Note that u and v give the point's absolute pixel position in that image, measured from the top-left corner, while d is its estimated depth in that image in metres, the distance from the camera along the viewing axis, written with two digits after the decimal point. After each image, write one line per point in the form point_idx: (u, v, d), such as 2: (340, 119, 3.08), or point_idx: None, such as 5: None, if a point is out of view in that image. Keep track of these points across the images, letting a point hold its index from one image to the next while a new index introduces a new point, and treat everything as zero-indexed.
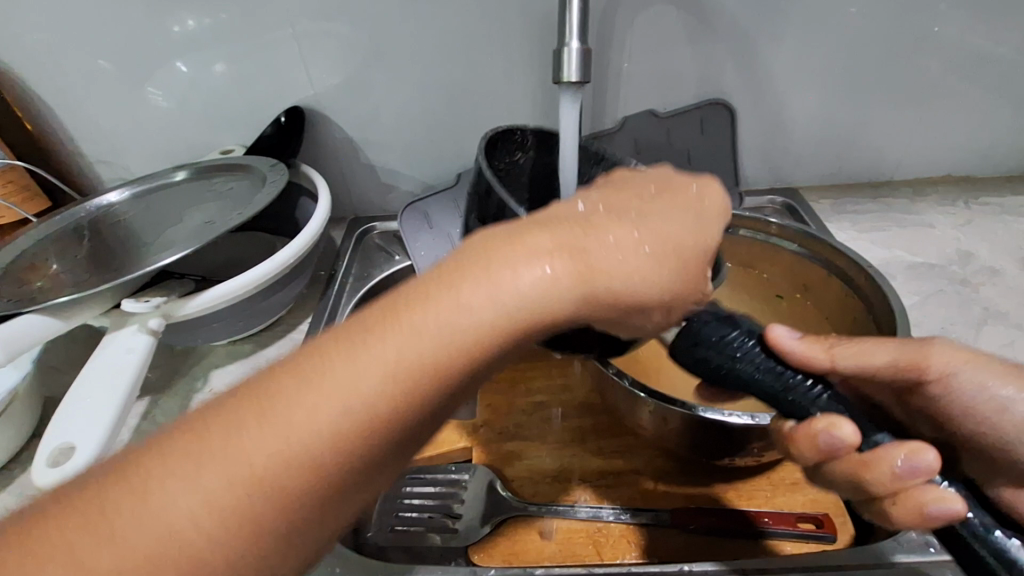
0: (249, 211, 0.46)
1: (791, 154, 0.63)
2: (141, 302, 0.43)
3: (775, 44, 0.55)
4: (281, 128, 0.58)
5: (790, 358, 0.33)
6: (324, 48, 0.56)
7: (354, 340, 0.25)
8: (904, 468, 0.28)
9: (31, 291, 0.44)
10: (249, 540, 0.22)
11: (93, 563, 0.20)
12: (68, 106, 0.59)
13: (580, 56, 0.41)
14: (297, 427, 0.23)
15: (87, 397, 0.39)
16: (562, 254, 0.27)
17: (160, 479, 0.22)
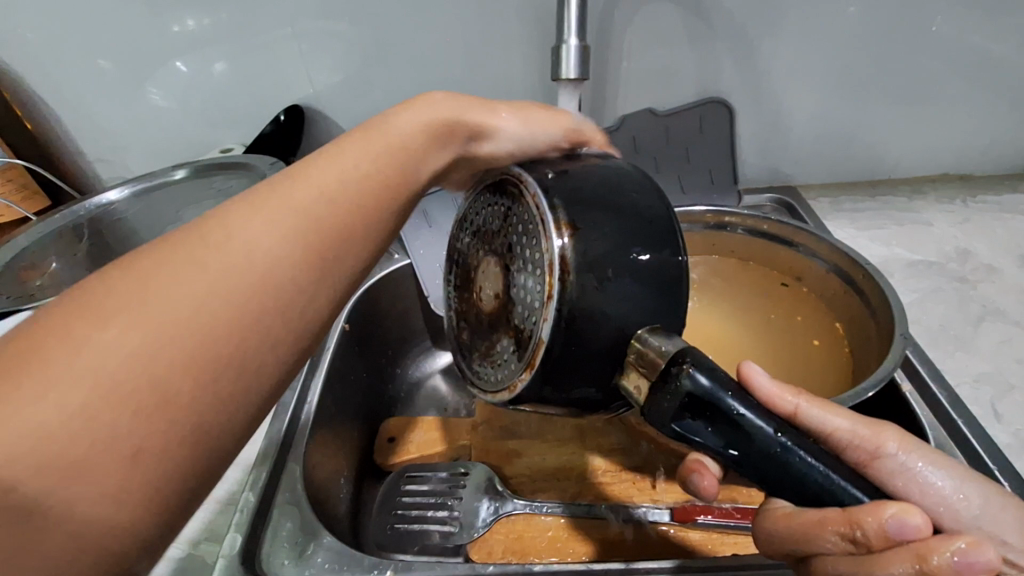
0: None
1: (790, 153, 0.63)
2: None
3: (774, 42, 0.55)
4: (280, 127, 0.58)
5: (759, 394, 0.30)
6: (324, 48, 0.56)
7: (359, 129, 0.29)
8: (967, 565, 0.25)
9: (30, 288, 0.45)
10: (319, 263, 0.23)
11: (174, 292, 0.20)
12: (68, 105, 0.59)
13: (578, 53, 0.39)
14: (340, 174, 0.26)
15: None
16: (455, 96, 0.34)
17: (230, 222, 0.22)
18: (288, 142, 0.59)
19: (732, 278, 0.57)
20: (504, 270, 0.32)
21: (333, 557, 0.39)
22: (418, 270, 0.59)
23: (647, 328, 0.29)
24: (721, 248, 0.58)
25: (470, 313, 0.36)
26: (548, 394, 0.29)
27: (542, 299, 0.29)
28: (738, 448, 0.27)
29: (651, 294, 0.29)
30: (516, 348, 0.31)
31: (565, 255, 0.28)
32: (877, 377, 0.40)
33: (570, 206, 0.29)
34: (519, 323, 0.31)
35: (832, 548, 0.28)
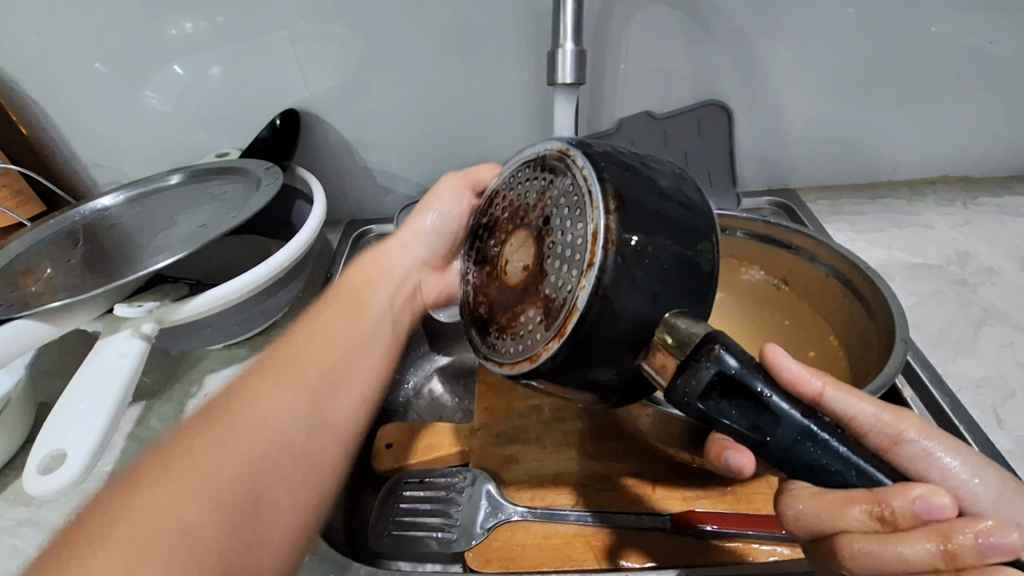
0: (244, 215, 0.46)
1: (789, 156, 0.63)
2: (137, 308, 0.44)
3: (773, 44, 0.55)
4: (276, 130, 0.57)
5: (785, 379, 0.28)
6: (320, 51, 0.56)
7: (317, 316, 0.40)
8: (993, 546, 0.24)
9: (25, 295, 0.44)
10: (305, 419, 0.33)
11: (206, 458, 0.29)
12: (63, 109, 0.59)
13: (575, 57, 0.39)
14: (310, 354, 0.36)
15: (79, 403, 0.39)
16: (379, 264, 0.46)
17: (239, 404, 0.32)
18: (283, 145, 0.58)
19: (728, 284, 0.59)
20: (538, 242, 0.33)
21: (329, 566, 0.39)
22: None
23: (676, 309, 0.29)
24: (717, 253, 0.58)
25: (493, 288, 0.36)
26: (571, 367, 0.29)
27: (581, 267, 0.29)
28: (766, 431, 0.27)
29: (687, 277, 0.30)
30: (544, 316, 0.31)
31: (608, 225, 0.29)
32: (879, 380, 0.39)
33: (618, 186, 0.30)
34: (550, 290, 0.31)
35: (856, 527, 0.27)
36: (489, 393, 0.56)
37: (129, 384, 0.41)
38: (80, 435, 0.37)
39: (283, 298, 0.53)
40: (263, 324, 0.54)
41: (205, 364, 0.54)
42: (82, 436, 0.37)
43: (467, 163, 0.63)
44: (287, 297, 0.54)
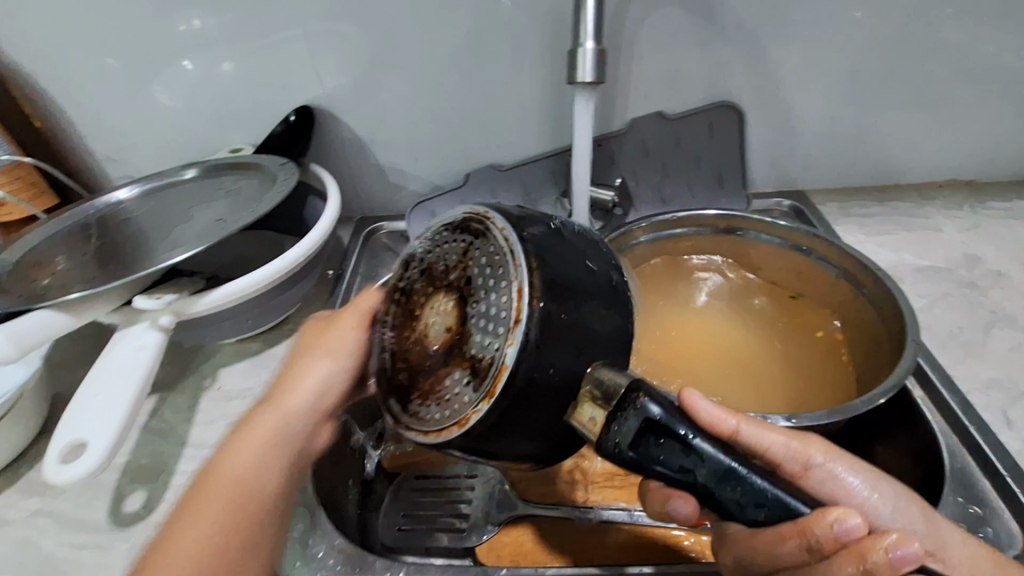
0: (260, 210, 0.46)
1: (799, 157, 0.63)
2: (157, 300, 0.43)
3: (783, 47, 0.55)
4: (290, 127, 0.58)
5: (704, 419, 0.29)
6: (333, 48, 0.56)
7: (202, 497, 0.36)
8: (901, 557, 0.25)
9: (41, 287, 0.44)
10: None
11: None
12: (77, 103, 0.59)
13: (594, 57, 0.38)
14: (181, 559, 0.33)
15: (99, 395, 0.39)
16: (275, 412, 0.40)
17: None
18: (297, 141, 0.59)
19: (737, 284, 0.58)
20: (457, 301, 0.31)
21: (343, 558, 0.40)
22: None
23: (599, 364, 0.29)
24: (729, 253, 0.58)
25: (411, 351, 0.33)
26: (510, 430, 0.28)
27: (507, 324, 0.28)
28: (693, 470, 0.27)
29: (607, 335, 0.30)
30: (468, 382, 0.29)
31: (535, 282, 0.28)
32: (887, 384, 0.40)
33: (542, 246, 0.30)
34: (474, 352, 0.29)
35: (791, 560, 0.28)
36: None
37: (147, 377, 0.41)
38: (101, 427, 0.37)
39: (299, 291, 0.54)
40: (278, 316, 0.54)
41: (217, 359, 0.54)
42: (104, 427, 0.38)
43: (478, 161, 0.63)
44: (302, 290, 0.54)
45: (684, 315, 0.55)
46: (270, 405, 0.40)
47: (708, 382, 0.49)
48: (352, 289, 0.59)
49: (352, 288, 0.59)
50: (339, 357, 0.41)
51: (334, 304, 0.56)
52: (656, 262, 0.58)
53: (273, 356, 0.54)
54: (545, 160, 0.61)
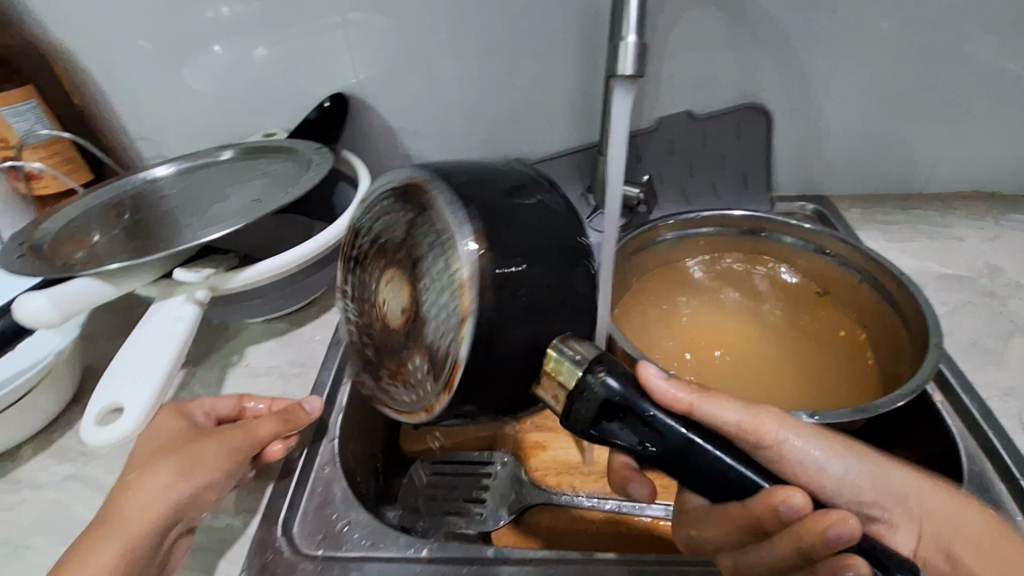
0: (297, 191, 0.47)
1: (825, 161, 0.63)
2: (196, 273, 0.44)
3: (813, 51, 0.55)
4: (325, 112, 0.58)
5: (660, 397, 0.30)
6: (367, 37, 0.57)
7: None
8: (837, 537, 0.27)
9: (80, 259, 0.45)
10: None
11: None
12: (113, 82, 0.60)
13: (637, 50, 0.36)
14: None
15: (137, 362, 0.41)
16: (114, 525, 0.34)
17: None
18: (330, 128, 0.59)
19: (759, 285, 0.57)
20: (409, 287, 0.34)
21: (370, 532, 0.40)
22: None
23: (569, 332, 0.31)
24: (758, 256, 0.58)
25: (376, 331, 0.38)
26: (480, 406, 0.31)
27: (456, 315, 0.30)
28: (650, 446, 0.29)
29: (565, 294, 0.31)
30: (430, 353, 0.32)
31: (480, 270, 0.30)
32: (905, 390, 0.41)
33: (481, 220, 0.31)
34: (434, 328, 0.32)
35: (744, 533, 0.30)
36: None
37: (183, 346, 0.43)
38: (139, 393, 0.39)
39: (329, 275, 0.54)
40: (306, 298, 0.55)
41: (244, 337, 0.55)
42: (141, 394, 0.39)
43: (504, 154, 0.64)
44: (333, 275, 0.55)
45: (706, 312, 0.56)
46: (120, 521, 0.34)
47: (729, 378, 0.50)
48: None
49: None
50: (206, 476, 0.37)
51: None
52: (681, 259, 0.58)
53: (300, 336, 0.55)
54: (571, 155, 0.62)
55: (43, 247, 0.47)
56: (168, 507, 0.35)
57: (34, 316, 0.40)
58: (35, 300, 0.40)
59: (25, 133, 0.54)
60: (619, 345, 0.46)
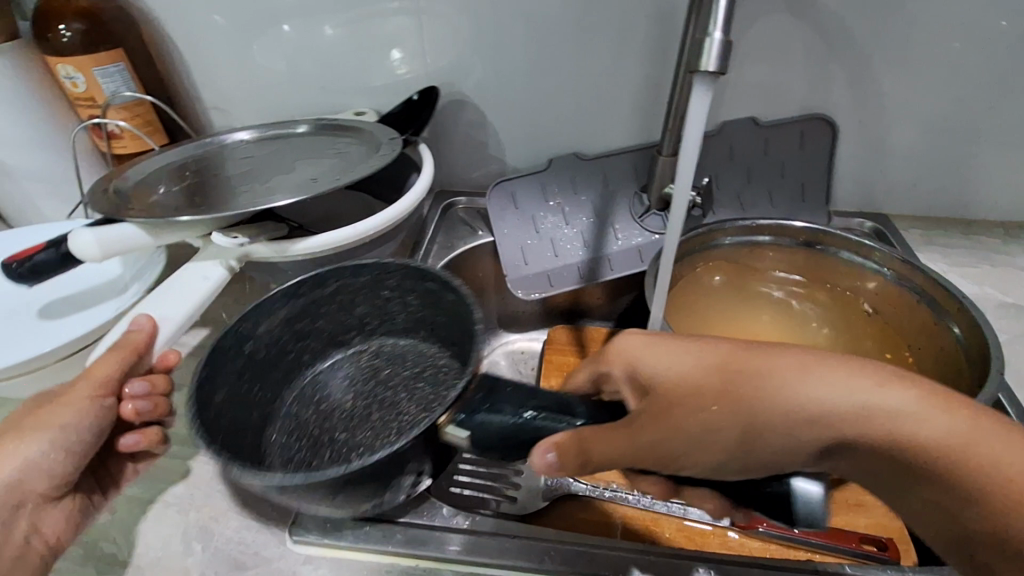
0: (356, 174, 0.47)
1: (887, 180, 0.62)
2: (231, 239, 0.46)
3: (887, 66, 0.54)
4: (411, 103, 0.59)
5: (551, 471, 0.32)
6: (437, 24, 0.58)
7: None
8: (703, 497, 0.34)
9: (153, 204, 0.47)
10: None
11: None
12: (190, 51, 0.62)
13: (723, 47, 0.36)
14: None
15: (154, 311, 0.43)
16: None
17: None
18: (414, 118, 0.58)
19: (800, 297, 0.57)
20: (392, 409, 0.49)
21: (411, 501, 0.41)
22: (499, 247, 0.63)
23: (428, 267, 0.46)
24: (813, 269, 0.57)
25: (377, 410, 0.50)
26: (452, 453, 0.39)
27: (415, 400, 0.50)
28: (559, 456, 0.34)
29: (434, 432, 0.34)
30: (380, 417, 0.46)
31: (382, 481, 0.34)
32: None
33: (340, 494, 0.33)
34: (382, 371, 0.50)
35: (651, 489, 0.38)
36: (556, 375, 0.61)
37: (201, 304, 0.46)
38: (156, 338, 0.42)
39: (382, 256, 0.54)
40: None
41: None
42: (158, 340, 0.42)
43: (560, 148, 0.65)
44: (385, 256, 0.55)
45: (751, 323, 0.56)
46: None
47: None
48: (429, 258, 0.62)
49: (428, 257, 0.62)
50: (60, 433, 0.35)
51: None
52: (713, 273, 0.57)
53: None
54: (628, 154, 0.62)
55: (118, 191, 0.49)
56: (24, 460, 0.35)
57: (80, 248, 0.43)
58: (81, 235, 0.42)
59: (112, 94, 0.57)
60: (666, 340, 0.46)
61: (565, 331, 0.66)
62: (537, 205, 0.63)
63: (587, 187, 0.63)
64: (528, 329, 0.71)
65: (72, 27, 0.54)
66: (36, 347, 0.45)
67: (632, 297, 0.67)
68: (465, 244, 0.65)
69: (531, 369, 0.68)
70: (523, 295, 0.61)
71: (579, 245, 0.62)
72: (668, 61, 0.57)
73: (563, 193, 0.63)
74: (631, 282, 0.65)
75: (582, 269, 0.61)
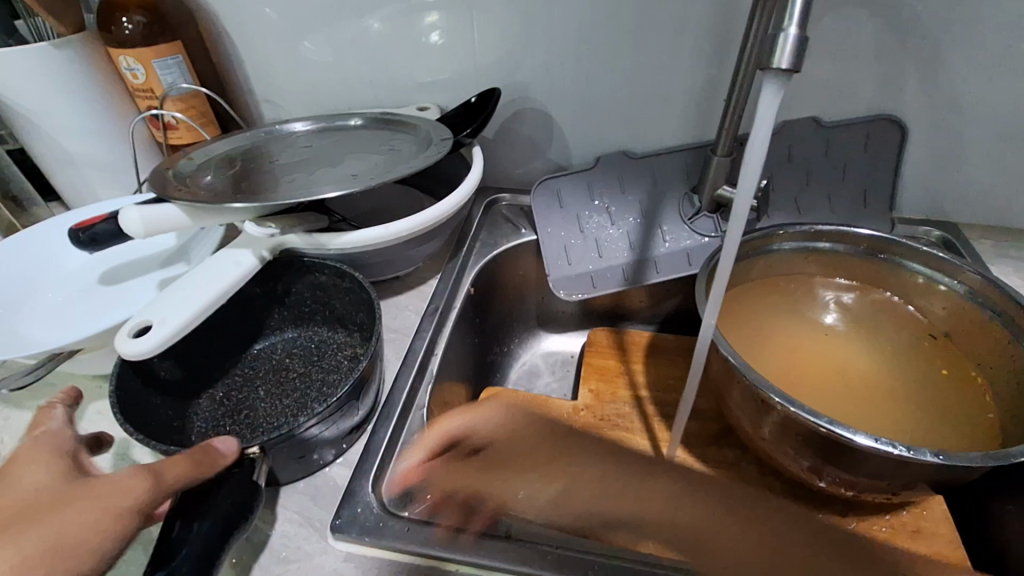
0: (402, 171, 0.47)
1: (958, 186, 0.58)
2: (263, 229, 0.46)
3: (969, 65, 0.50)
4: (469, 106, 0.57)
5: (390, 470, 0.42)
6: (488, 18, 0.57)
7: None
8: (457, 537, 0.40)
9: (209, 187, 0.48)
10: None
11: None
12: (245, 45, 0.64)
13: (797, 44, 0.34)
14: None
15: (181, 292, 0.41)
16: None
17: None
18: (467, 120, 0.57)
19: (858, 307, 0.54)
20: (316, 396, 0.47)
21: None
22: (541, 246, 0.62)
23: (367, 285, 0.46)
24: (876, 279, 0.54)
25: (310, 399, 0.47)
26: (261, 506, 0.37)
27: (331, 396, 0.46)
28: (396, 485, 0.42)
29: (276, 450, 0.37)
30: (300, 396, 0.46)
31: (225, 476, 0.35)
32: None
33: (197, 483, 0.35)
34: (314, 355, 0.50)
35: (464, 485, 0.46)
36: (596, 378, 0.59)
37: (229, 289, 0.43)
38: (173, 318, 0.39)
39: (423, 252, 0.54)
40: (404, 269, 0.55)
41: None
42: (172, 318, 0.39)
43: (608, 146, 0.64)
44: (425, 252, 0.54)
45: (808, 331, 0.53)
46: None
47: (827, 405, 0.47)
48: (470, 255, 0.62)
49: (469, 254, 0.62)
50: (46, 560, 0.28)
51: (453, 268, 0.60)
52: (757, 277, 0.55)
53: (394, 304, 0.58)
54: (679, 153, 0.60)
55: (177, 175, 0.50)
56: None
57: (125, 226, 0.42)
58: (129, 212, 0.42)
59: (170, 85, 0.58)
60: (718, 349, 0.44)
61: (606, 332, 0.64)
62: (581, 205, 0.61)
63: (634, 187, 0.61)
64: (567, 329, 0.70)
65: (133, 20, 0.55)
66: (97, 324, 0.46)
67: (676, 301, 0.65)
68: (507, 242, 0.64)
69: (569, 371, 0.67)
70: (565, 296, 0.60)
71: (625, 246, 0.60)
72: (726, 57, 0.55)
73: (609, 193, 0.61)
74: (675, 286, 0.63)
75: (627, 271, 0.60)
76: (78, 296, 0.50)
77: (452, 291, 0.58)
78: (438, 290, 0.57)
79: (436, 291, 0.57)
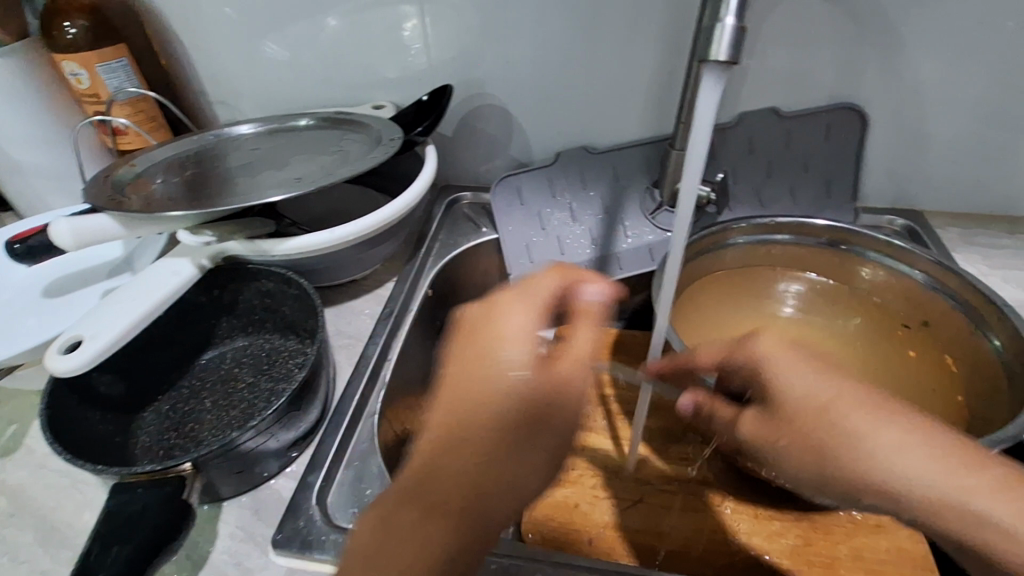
0: (347, 173, 0.45)
1: (923, 175, 0.58)
2: (200, 238, 0.45)
3: (928, 51, 0.49)
4: (421, 105, 0.56)
5: None
6: (440, 13, 0.55)
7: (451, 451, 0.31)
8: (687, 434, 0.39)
9: (147, 195, 0.46)
10: None
11: None
12: (194, 47, 0.62)
13: (734, 36, 0.33)
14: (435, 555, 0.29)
15: (115, 305, 0.40)
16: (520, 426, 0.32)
17: None
18: (420, 118, 0.56)
19: (823, 297, 0.54)
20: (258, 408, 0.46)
21: None
22: (503, 244, 0.61)
23: (313, 294, 0.45)
24: (839, 271, 0.53)
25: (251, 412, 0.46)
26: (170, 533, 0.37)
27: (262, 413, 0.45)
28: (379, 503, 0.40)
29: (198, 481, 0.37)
30: (244, 408, 0.46)
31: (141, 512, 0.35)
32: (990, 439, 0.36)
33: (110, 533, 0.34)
34: (263, 363, 0.49)
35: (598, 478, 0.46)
36: None
37: (166, 301, 0.42)
38: (105, 333, 0.38)
39: (377, 255, 0.53)
40: (359, 272, 0.54)
41: None
42: (103, 333, 0.38)
43: (569, 141, 0.62)
44: (380, 255, 0.53)
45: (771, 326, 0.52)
46: (453, 447, 0.31)
47: None
48: (430, 256, 0.61)
49: (429, 254, 0.61)
50: (546, 449, 0.33)
51: (412, 270, 0.59)
52: (720, 270, 0.54)
53: (350, 308, 0.57)
54: (640, 147, 0.59)
55: (118, 182, 0.49)
56: (499, 439, 0.31)
57: (57, 240, 0.42)
58: (59, 224, 0.41)
59: (116, 90, 0.57)
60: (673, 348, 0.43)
61: None
62: (543, 201, 0.60)
63: (596, 182, 0.60)
64: None
65: (76, 24, 0.54)
66: (35, 337, 0.46)
67: (642, 297, 0.64)
68: (468, 241, 0.63)
69: None
70: None
71: (587, 243, 0.59)
72: (683, 47, 0.53)
73: (571, 189, 0.60)
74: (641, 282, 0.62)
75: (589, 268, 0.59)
76: (17, 307, 0.49)
77: (410, 294, 0.57)
78: (396, 293, 0.56)
79: (394, 295, 0.56)
